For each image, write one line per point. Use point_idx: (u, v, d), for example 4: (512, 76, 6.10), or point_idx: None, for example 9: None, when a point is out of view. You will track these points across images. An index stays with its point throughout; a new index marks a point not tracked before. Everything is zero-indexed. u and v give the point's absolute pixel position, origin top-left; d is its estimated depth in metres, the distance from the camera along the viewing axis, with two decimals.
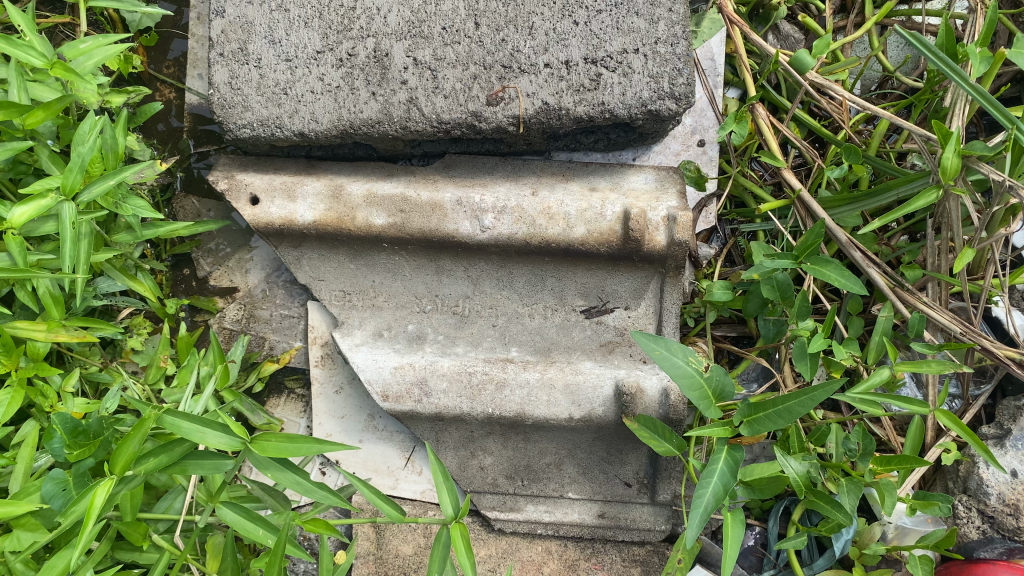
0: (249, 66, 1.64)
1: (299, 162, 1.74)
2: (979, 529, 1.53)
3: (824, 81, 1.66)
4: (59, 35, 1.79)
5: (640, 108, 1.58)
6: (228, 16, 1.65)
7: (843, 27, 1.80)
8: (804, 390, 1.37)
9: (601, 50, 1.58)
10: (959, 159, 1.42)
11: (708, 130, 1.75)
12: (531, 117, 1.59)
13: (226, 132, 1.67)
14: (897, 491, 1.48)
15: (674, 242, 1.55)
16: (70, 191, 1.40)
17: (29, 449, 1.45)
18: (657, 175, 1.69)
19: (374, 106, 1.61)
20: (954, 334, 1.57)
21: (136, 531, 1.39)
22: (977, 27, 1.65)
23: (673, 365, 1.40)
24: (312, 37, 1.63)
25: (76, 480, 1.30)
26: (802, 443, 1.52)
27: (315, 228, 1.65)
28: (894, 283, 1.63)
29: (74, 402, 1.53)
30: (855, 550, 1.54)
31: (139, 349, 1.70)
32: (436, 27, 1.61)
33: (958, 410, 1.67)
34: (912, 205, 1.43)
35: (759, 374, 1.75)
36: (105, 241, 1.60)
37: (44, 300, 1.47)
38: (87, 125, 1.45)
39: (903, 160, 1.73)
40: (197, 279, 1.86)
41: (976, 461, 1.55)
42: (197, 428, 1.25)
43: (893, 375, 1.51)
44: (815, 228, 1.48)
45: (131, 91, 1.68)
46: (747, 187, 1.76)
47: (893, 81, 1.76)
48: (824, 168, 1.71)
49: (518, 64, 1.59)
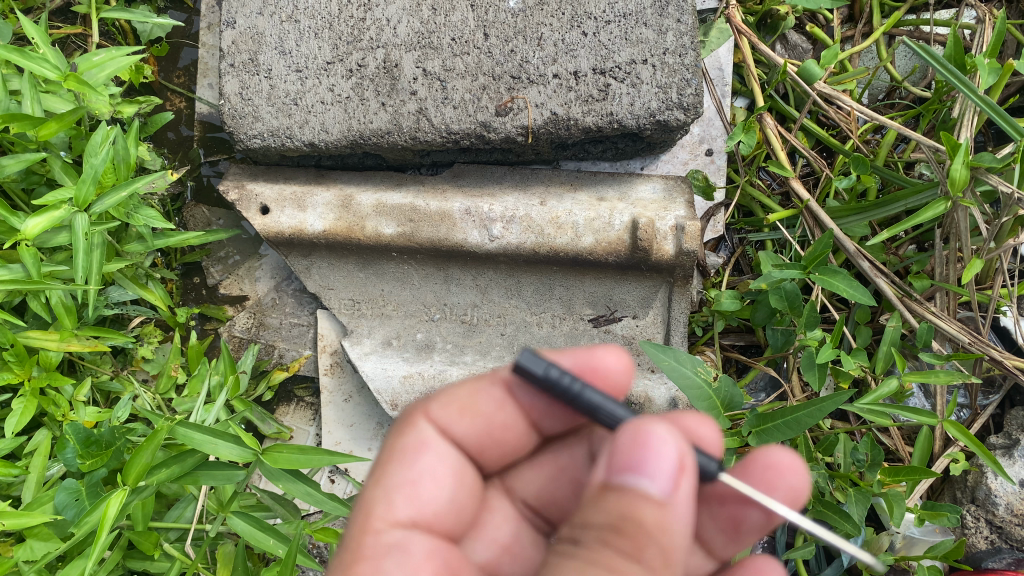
0: (260, 77, 1.66)
1: (309, 171, 1.75)
2: (987, 539, 1.54)
3: (832, 91, 1.68)
4: (72, 45, 1.81)
5: (649, 118, 1.58)
6: (238, 27, 1.67)
7: (852, 37, 1.80)
8: (813, 401, 1.38)
9: (610, 61, 1.58)
10: (969, 171, 1.43)
11: (716, 139, 1.75)
12: (540, 128, 1.60)
13: (237, 142, 1.68)
14: (904, 502, 1.49)
15: (683, 251, 1.54)
16: (83, 203, 1.41)
17: (41, 458, 1.46)
18: (664, 184, 1.69)
19: (383, 116, 1.62)
20: (962, 344, 1.58)
21: (146, 541, 1.39)
22: (986, 37, 1.65)
23: (681, 375, 1.41)
24: (323, 48, 1.65)
25: (89, 490, 1.33)
26: (811, 453, 1.52)
27: (325, 237, 1.66)
28: (902, 293, 1.63)
29: (85, 411, 1.54)
30: (864, 560, 1.56)
31: (150, 358, 1.71)
32: (445, 38, 1.62)
33: (966, 420, 1.66)
34: (919, 216, 1.45)
35: (768, 383, 1.74)
36: (116, 250, 1.61)
37: (57, 310, 1.48)
38: (99, 135, 1.46)
39: (912, 169, 1.73)
40: (207, 287, 1.87)
41: (985, 471, 1.56)
42: (208, 439, 1.26)
43: (901, 385, 1.51)
44: (823, 239, 1.49)
45: (142, 101, 1.69)
46: (756, 196, 1.75)
47: (901, 91, 1.76)
48: (832, 178, 1.71)
49: (527, 74, 1.60)
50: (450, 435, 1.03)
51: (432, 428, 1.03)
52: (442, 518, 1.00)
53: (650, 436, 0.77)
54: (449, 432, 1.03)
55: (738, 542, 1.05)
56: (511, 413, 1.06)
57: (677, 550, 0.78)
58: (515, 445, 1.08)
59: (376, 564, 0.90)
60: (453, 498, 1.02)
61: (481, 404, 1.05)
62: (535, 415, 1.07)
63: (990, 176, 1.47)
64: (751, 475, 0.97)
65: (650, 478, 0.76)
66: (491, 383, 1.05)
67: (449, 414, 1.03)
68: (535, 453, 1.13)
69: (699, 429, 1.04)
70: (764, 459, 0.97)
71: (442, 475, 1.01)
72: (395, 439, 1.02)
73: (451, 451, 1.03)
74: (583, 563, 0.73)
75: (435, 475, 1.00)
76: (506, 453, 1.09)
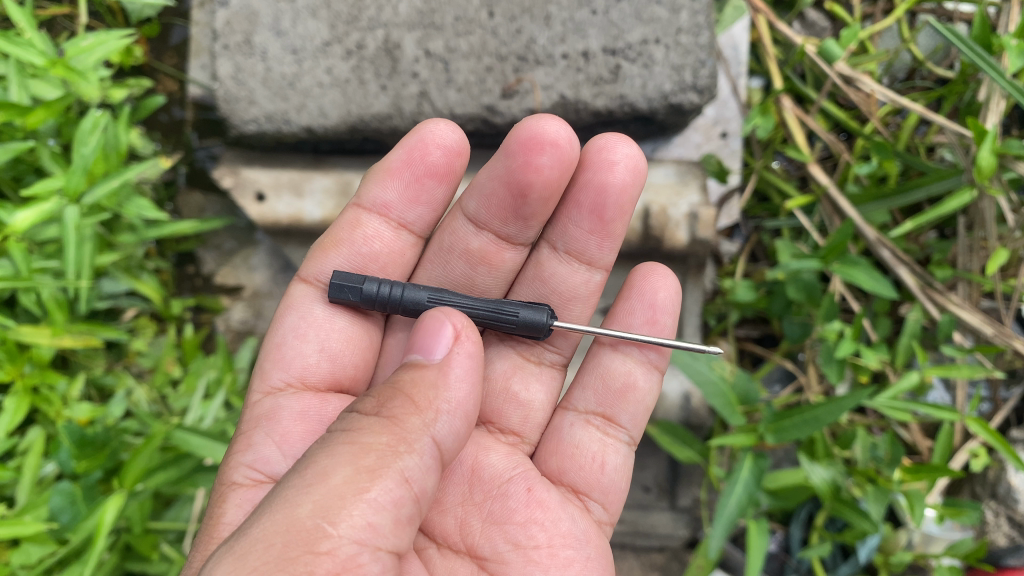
0: (255, 59, 1.58)
1: (307, 157, 1.67)
2: (1008, 536, 1.49)
3: (853, 73, 1.60)
4: (59, 26, 1.73)
5: (661, 101, 1.53)
6: (232, 7, 1.59)
7: (872, 14, 1.72)
8: (831, 398, 1.34)
9: (621, 41, 1.53)
10: (996, 159, 1.37)
11: (731, 121, 1.69)
12: (548, 111, 1.54)
13: (231, 128, 1.60)
14: (926, 500, 1.41)
15: (697, 239, 1.55)
16: (74, 193, 1.36)
17: (35, 458, 1.37)
18: (677, 168, 1.61)
19: (384, 100, 1.55)
20: (985, 337, 1.51)
21: (145, 543, 1.35)
22: (1012, 16, 1.57)
23: (695, 371, 1.40)
24: (320, 28, 1.57)
25: (84, 493, 1.27)
26: (828, 449, 1.47)
27: (322, 225, 1.61)
28: (923, 283, 1.56)
29: (80, 408, 1.46)
30: (881, 558, 1.50)
31: (145, 351, 1.64)
32: (448, 17, 1.55)
33: (987, 415, 1.61)
34: (946, 206, 1.41)
35: (783, 375, 1.70)
36: (107, 241, 1.55)
37: (48, 305, 1.42)
38: (89, 122, 1.39)
39: (933, 154, 1.66)
40: (202, 276, 1.80)
41: (1006, 466, 1.52)
42: (205, 442, 1.31)
43: (921, 380, 1.45)
44: (843, 228, 1.42)
45: (132, 84, 1.62)
46: (772, 182, 1.69)
47: (922, 71, 1.70)
48: (851, 163, 1.63)
49: (534, 55, 1.54)
50: (320, 282, 1.25)
51: (305, 284, 1.25)
52: (314, 372, 1.20)
53: (432, 324, 0.90)
54: (322, 275, 1.25)
55: (610, 237, 1.25)
56: (375, 227, 1.28)
57: (443, 406, 0.87)
58: (390, 248, 1.29)
59: (247, 441, 1.12)
60: (325, 344, 1.21)
61: (338, 239, 1.27)
62: (403, 201, 1.27)
63: (1018, 164, 1.44)
64: (596, 168, 1.21)
65: (419, 352, 0.90)
66: (348, 212, 1.28)
67: (315, 264, 1.26)
68: (414, 263, 1.34)
69: (544, 128, 1.15)
70: (595, 146, 1.22)
71: (310, 334, 1.21)
72: (274, 314, 1.24)
73: (317, 309, 1.22)
74: (326, 445, 0.83)
75: (297, 332, 1.21)
76: (386, 263, 1.30)
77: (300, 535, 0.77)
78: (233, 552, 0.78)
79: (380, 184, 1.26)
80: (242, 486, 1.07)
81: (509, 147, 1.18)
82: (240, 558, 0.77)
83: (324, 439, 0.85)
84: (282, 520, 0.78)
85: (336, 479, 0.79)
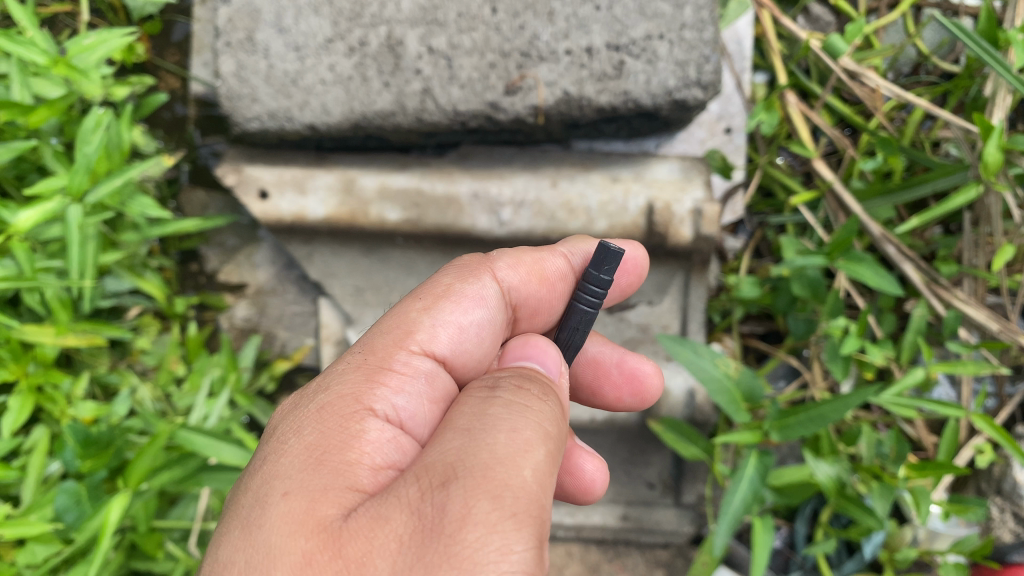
0: (257, 56, 1.58)
1: (310, 154, 1.67)
2: (1013, 532, 1.49)
3: (858, 68, 1.58)
4: (61, 23, 1.73)
5: (665, 96, 1.52)
6: (235, 4, 1.59)
7: (877, 9, 1.71)
8: (837, 394, 1.32)
9: (624, 36, 1.52)
10: (1002, 154, 1.36)
11: (735, 116, 1.68)
12: (552, 107, 1.54)
13: (234, 125, 1.60)
14: (931, 497, 1.40)
15: (701, 236, 1.53)
16: (77, 192, 1.35)
17: (40, 457, 1.37)
18: (682, 165, 1.63)
19: (387, 96, 1.55)
20: (991, 332, 1.51)
21: (150, 542, 1.35)
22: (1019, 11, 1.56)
23: (700, 369, 1.40)
24: (323, 25, 1.57)
25: (89, 493, 1.27)
26: (833, 445, 1.48)
27: (326, 224, 1.62)
28: (927, 279, 1.56)
29: (84, 407, 1.45)
30: (886, 554, 1.51)
31: (149, 349, 1.64)
32: (451, 13, 1.54)
33: (993, 411, 1.61)
34: (953, 202, 1.41)
35: (787, 371, 1.70)
36: (110, 240, 1.54)
37: (52, 304, 1.42)
38: (92, 121, 1.38)
39: (939, 149, 1.66)
40: (205, 274, 1.81)
41: (1011, 463, 1.52)
42: (209, 442, 1.32)
43: (926, 376, 1.45)
44: (849, 225, 1.42)
45: (134, 83, 1.62)
46: (777, 178, 1.68)
47: (927, 66, 1.69)
48: (857, 159, 1.62)
49: (538, 51, 1.53)
50: (507, 290, 1.13)
51: (496, 287, 1.11)
52: (468, 366, 1.08)
53: (537, 341, 1.00)
54: (510, 286, 1.13)
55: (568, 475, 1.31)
56: (562, 282, 1.21)
57: None
58: (549, 296, 1.21)
59: (402, 385, 0.97)
60: (487, 350, 1.11)
61: (541, 271, 1.17)
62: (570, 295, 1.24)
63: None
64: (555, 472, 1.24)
65: (536, 360, 0.96)
66: (555, 256, 1.20)
67: (512, 274, 1.14)
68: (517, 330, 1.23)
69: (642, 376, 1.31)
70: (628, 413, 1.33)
71: (486, 340, 1.10)
72: (459, 282, 1.08)
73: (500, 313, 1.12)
74: (507, 412, 0.82)
75: (481, 327, 1.09)
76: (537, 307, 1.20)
77: (533, 503, 0.74)
78: (482, 497, 0.72)
79: (586, 246, 1.23)
80: (378, 418, 0.92)
81: (625, 361, 1.32)
82: (496, 498, 0.72)
83: (492, 403, 0.83)
84: (515, 475, 0.74)
85: (545, 453, 0.79)
